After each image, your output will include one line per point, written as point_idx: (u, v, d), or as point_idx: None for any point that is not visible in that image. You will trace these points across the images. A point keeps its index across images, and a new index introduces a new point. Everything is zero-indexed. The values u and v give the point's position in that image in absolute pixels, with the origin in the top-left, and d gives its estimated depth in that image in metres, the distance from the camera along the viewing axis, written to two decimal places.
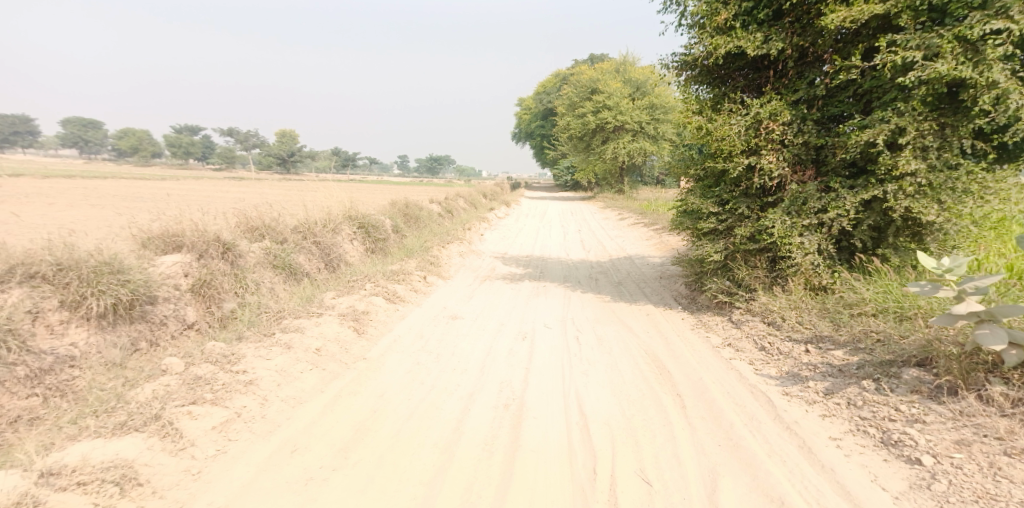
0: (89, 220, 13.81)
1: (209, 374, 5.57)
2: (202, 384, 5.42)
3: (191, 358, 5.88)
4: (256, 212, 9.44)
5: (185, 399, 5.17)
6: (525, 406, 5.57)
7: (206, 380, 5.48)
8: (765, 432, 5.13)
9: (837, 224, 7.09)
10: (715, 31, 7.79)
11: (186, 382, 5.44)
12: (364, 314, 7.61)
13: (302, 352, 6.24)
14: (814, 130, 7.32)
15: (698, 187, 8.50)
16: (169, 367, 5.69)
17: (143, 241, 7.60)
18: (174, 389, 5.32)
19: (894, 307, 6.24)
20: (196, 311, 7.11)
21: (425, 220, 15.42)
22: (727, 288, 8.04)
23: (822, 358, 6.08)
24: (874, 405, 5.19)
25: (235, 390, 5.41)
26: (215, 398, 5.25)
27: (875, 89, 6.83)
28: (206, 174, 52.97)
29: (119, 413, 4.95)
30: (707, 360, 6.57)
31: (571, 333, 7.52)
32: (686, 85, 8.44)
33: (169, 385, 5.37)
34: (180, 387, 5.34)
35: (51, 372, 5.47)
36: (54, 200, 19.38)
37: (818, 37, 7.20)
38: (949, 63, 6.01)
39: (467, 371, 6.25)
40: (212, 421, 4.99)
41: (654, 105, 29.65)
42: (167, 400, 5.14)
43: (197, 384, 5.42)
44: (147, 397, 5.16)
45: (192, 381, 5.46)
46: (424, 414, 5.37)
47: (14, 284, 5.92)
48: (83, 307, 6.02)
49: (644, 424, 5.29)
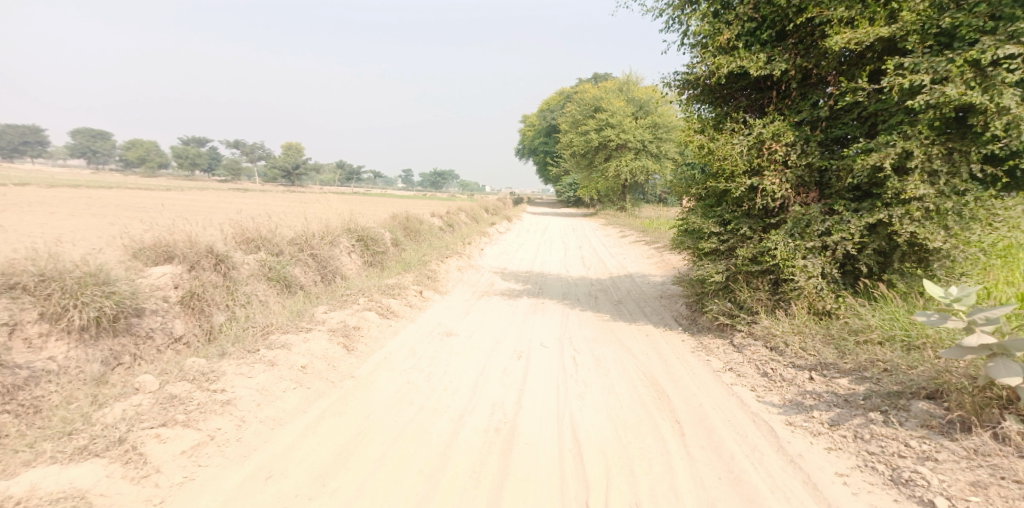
0: (89, 230, 13.72)
1: (185, 393, 5.36)
2: (176, 404, 5.21)
3: (167, 376, 5.67)
4: (252, 223, 9.25)
5: (155, 420, 4.95)
6: (516, 431, 5.34)
7: (181, 399, 5.27)
8: (767, 466, 4.89)
9: (841, 248, 6.89)
10: (717, 51, 7.63)
11: (160, 401, 5.23)
12: (355, 330, 7.39)
13: (286, 370, 6.02)
14: (818, 152, 7.13)
15: (700, 206, 8.33)
16: (142, 386, 5.48)
17: (134, 251, 7.40)
18: (145, 409, 5.11)
19: (901, 336, 6.04)
20: (186, 324, 6.89)
21: (425, 234, 15.23)
22: (728, 310, 7.83)
23: (826, 387, 5.85)
24: (883, 439, 4.96)
25: (211, 411, 5.20)
26: (187, 420, 5.02)
27: (880, 112, 6.63)
28: (210, 185, 53.08)
29: (81, 436, 4.74)
30: (707, 385, 6.34)
31: (567, 353, 7.31)
32: (688, 104, 8.28)
33: (140, 405, 5.16)
34: (152, 407, 5.13)
35: (26, 387, 5.26)
36: (58, 209, 19.38)
37: (822, 59, 7.03)
38: (958, 87, 5.85)
39: (458, 391, 6.03)
40: (182, 445, 4.77)
41: (657, 123, 29.60)
42: (136, 421, 4.92)
43: (172, 403, 5.21)
44: (115, 418, 4.95)
45: (166, 400, 5.25)
46: (410, 437, 5.14)
47: None
48: (64, 319, 5.81)
49: (640, 453, 5.06)
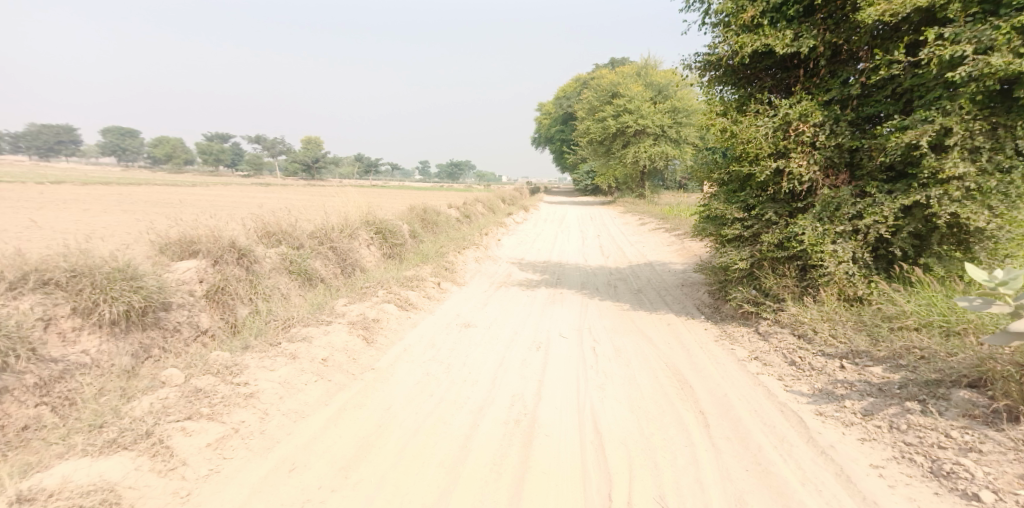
0: (112, 225, 13.82)
1: (209, 387, 5.29)
2: (201, 397, 5.15)
3: (192, 369, 5.59)
4: (273, 217, 9.21)
5: (181, 413, 4.88)
6: (537, 422, 5.20)
7: (206, 392, 5.20)
8: (797, 457, 4.71)
9: (873, 231, 6.62)
10: (741, 29, 7.37)
11: (185, 395, 5.16)
12: (374, 323, 7.29)
13: (308, 363, 5.94)
14: (848, 132, 6.86)
15: (723, 192, 8.09)
16: (169, 379, 5.41)
17: (160, 247, 7.39)
18: (171, 402, 5.04)
19: (938, 322, 5.80)
20: (211, 317, 6.82)
21: (443, 225, 15.11)
22: (753, 298, 7.59)
23: (858, 376, 5.63)
24: (920, 430, 4.74)
25: (234, 404, 5.12)
26: (212, 413, 4.95)
27: (916, 88, 6.35)
28: (229, 180, 53.52)
29: (110, 430, 4.67)
30: (732, 374, 6.15)
31: (588, 343, 7.15)
32: (710, 86, 8.03)
33: (166, 398, 5.09)
34: (178, 401, 5.06)
35: (61, 380, 5.21)
36: (81, 205, 19.60)
37: (853, 33, 6.76)
38: (1005, 56, 5.55)
39: (478, 382, 5.91)
40: (208, 437, 4.70)
41: (676, 108, 29.16)
42: (162, 414, 4.85)
43: (197, 397, 5.14)
44: (143, 411, 4.88)
45: (191, 394, 5.19)
46: (429, 430, 5.02)
47: (27, 292, 5.67)
48: (95, 314, 5.75)
49: (664, 444, 4.90)
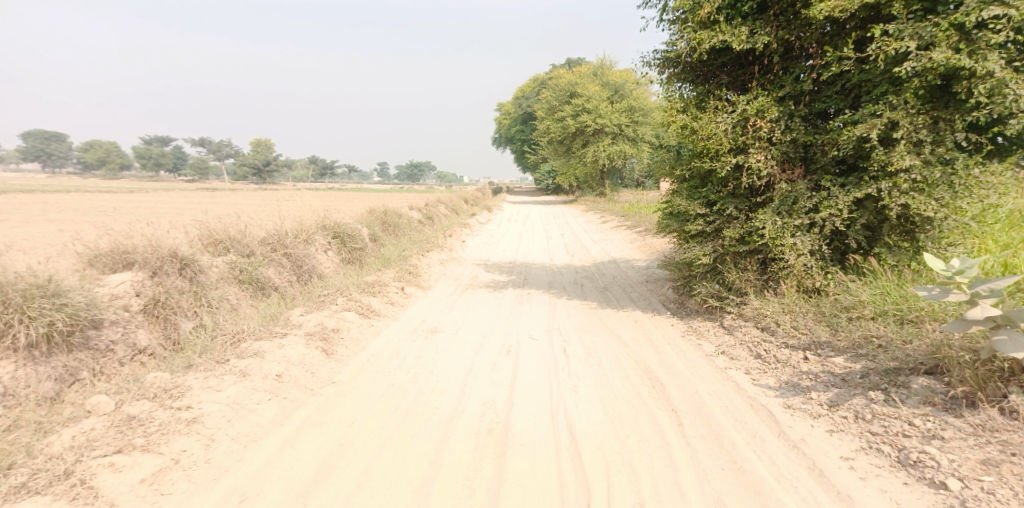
0: (45, 238, 13.08)
1: (144, 413, 4.88)
2: (135, 425, 4.74)
3: (123, 394, 5.15)
4: (219, 224, 8.85)
5: (109, 447, 4.46)
6: (509, 431, 5.05)
7: (141, 420, 4.80)
8: (770, 453, 4.68)
9: (830, 224, 6.67)
10: (697, 26, 7.34)
11: (115, 425, 4.74)
12: (333, 332, 7.04)
13: (259, 380, 5.59)
14: (802, 127, 6.92)
15: (684, 188, 8.05)
16: (96, 408, 4.96)
17: (90, 259, 7.02)
18: (98, 435, 4.60)
19: (893, 310, 5.87)
20: (150, 333, 6.49)
21: (405, 228, 14.85)
22: (717, 292, 7.60)
23: (822, 367, 5.64)
24: (885, 419, 4.76)
25: (174, 431, 4.73)
26: (147, 444, 4.54)
27: (864, 83, 6.41)
28: (178, 187, 51.89)
29: (20, 471, 4.21)
30: (701, 370, 6.11)
31: (557, 344, 7.05)
32: (669, 83, 7.99)
33: (92, 430, 4.65)
34: (107, 432, 4.63)
35: None
36: (14, 217, 18.53)
37: (804, 30, 6.81)
38: (945, 51, 5.62)
39: (446, 392, 5.73)
40: (141, 472, 4.30)
41: (633, 107, 29.37)
42: (86, 450, 4.43)
43: (129, 426, 4.72)
44: (62, 447, 4.44)
45: (122, 423, 4.77)
46: (397, 445, 4.83)
47: None
48: (10, 337, 5.41)
49: (639, 447, 4.82)
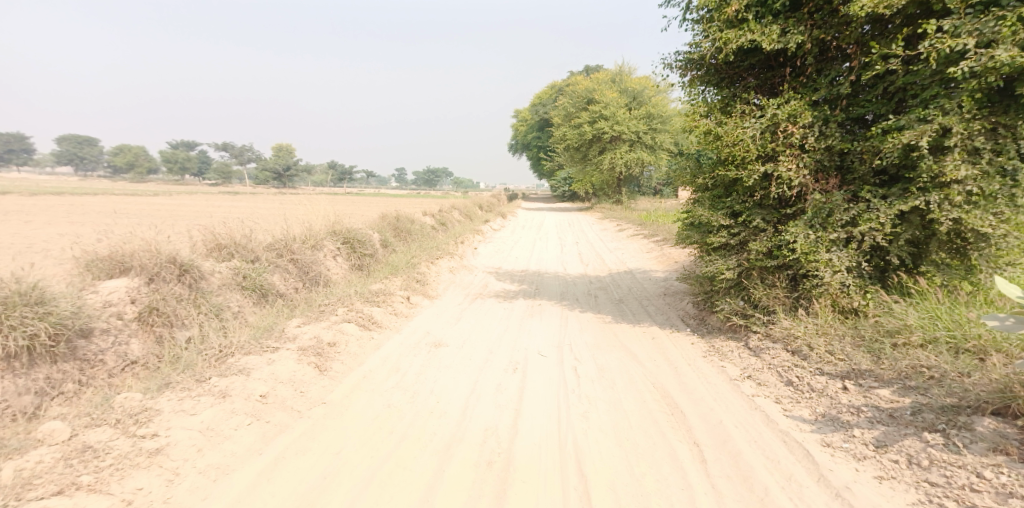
0: (54, 240, 12.84)
1: (103, 442, 4.47)
2: (88, 457, 4.32)
3: (83, 420, 4.74)
4: (224, 228, 8.44)
5: (50, 487, 4.04)
6: (511, 464, 4.56)
7: (97, 451, 4.37)
8: (807, 502, 4.16)
9: (869, 239, 6.11)
10: (724, 25, 6.82)
11: (68, 456, 4.33)
12: (329, 347, 6.59)
13: (241, 402, 5.16)
14: (838, 134, 6.35)
15: (706, 197, 7.52)
16: (53, 434, 4.55)
17: (86, 264, 6.62)
18: (44, 469, 4.19)
19: (946, 337, 5.32)
20: (143, 343, 6.09)
21: (417, 234, 14.43)
22: (741, 309, 7.07)
23: (864, 399, 5.08)
24: (945, 467, 4.21)
25: (132, 465, 4.30)
26: (94, 483, 4.12)
27: (910, 86, 5.89)
28: (195, 189, 52.15)
29: None
30: (725, 397, 5.59)
31: (567, 363, 6.57)
32: (692, 86, 7.49)
33: (41, 462, 4.24)
34: (54, 466, 4.22)
35: None
36: (31, 217, 18.54)
37: (842, 29, 6.25)
38: (1010, 49, 5.07)
39: (445, 415, 5.26)
40: None
41: (651, 114, 28.79)
42: (23, 490, 4.01)
43: (81, 459, 4.30)
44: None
45: (77, 453, 4.35)
46: (387, 478, 4.36)
47: None
48: None
49: (657, 487, 4.31)
